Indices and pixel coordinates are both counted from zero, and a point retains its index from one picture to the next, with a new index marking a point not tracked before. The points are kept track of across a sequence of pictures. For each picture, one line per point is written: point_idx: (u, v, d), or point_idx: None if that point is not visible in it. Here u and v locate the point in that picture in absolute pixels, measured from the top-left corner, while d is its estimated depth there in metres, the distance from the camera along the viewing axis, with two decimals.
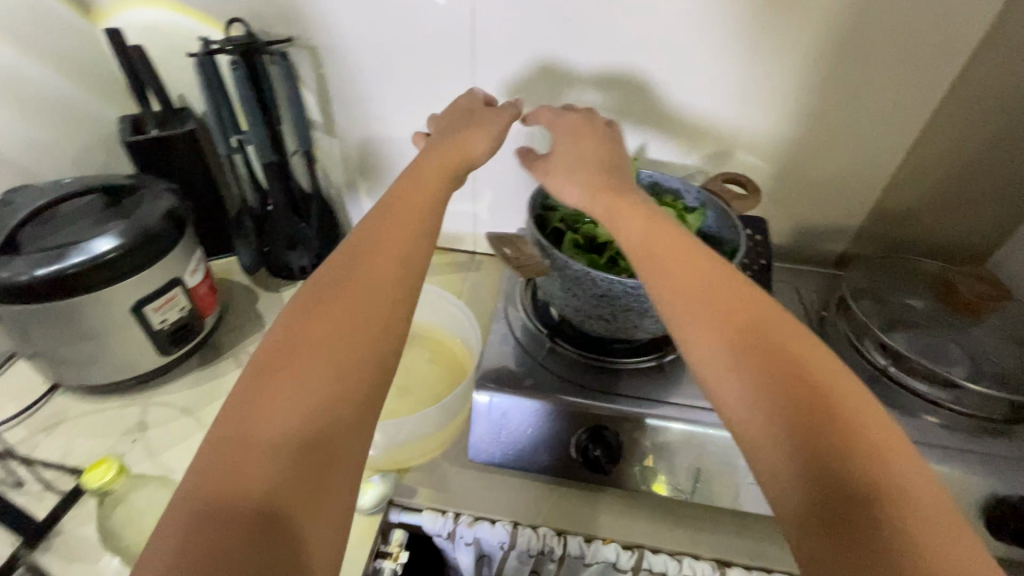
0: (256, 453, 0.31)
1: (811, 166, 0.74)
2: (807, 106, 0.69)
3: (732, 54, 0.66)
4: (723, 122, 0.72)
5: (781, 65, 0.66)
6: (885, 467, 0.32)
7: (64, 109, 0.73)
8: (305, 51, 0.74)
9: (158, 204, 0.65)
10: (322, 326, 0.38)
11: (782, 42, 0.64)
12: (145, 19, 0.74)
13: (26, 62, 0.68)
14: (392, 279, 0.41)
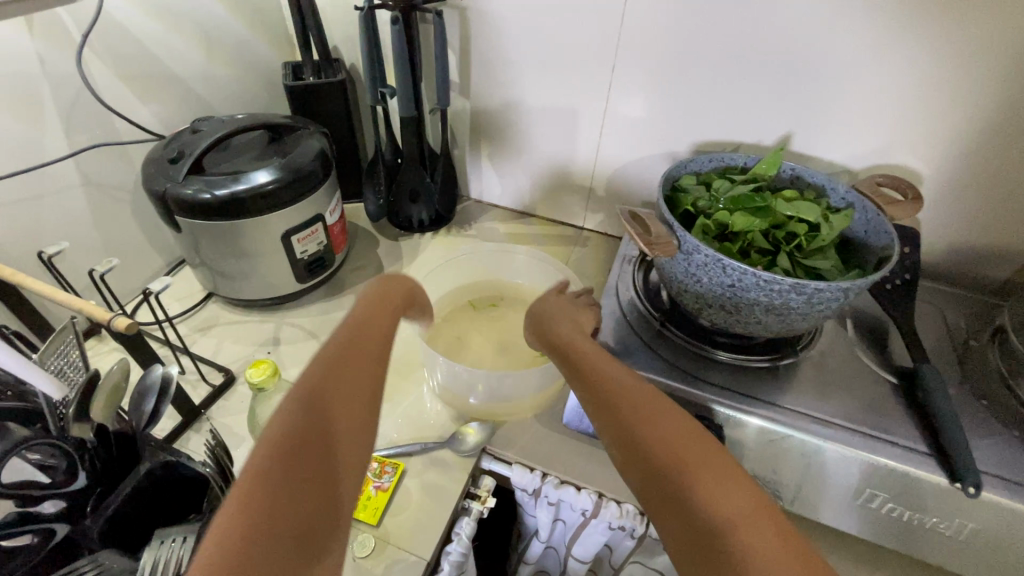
0: (269, 489, 0.35)
1: (983, 179, 0.66)
2: (995, 109, 0.61)
3: (913, 45, 0.60)
4: (884, 119, 0.65)
5: (971, 59, 0.59)
6: (735, 506, 0.38)
7: (241, 51, 0.82)
8: (455, 12, 0.77)
9: (310, 146, 0.71)
10: (320, 418, 0.40)
11: (977, 35, 0.57)
12: None
13: (219, 6, 0.77)
14: (381, 378, 0.46)
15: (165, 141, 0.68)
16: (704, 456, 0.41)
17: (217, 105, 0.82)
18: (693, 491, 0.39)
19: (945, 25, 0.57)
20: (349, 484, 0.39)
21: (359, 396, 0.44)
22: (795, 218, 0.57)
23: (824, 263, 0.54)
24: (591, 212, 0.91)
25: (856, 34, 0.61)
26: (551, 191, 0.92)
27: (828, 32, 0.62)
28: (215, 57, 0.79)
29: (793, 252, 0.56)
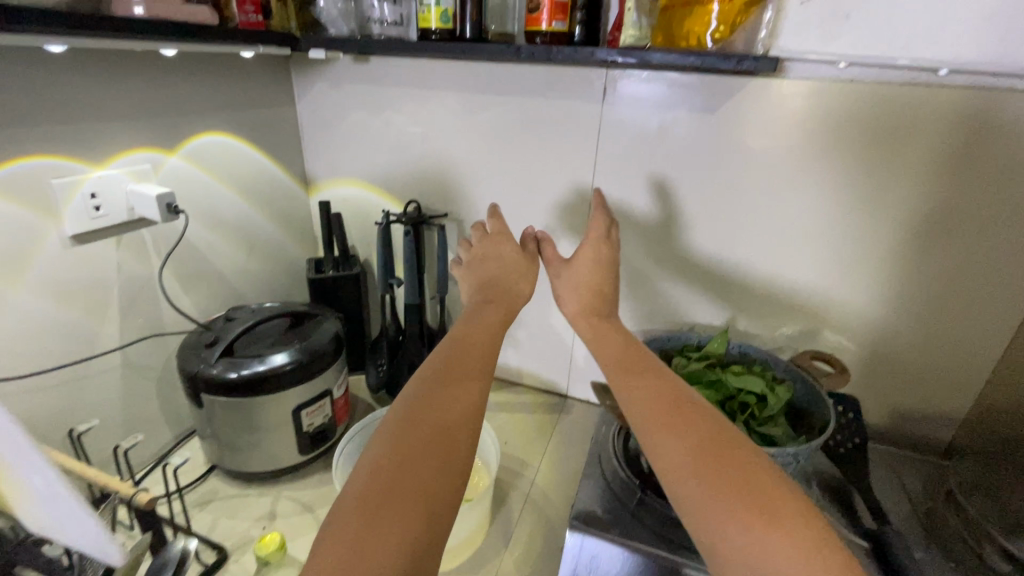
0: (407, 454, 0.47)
1: (899, 353, 0.78)
2: (886, 298, 0.76)
3: (810, 251, 0.77)
4: (813, 300, 0.80)
5: (856, 263, 0.75)
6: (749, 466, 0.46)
7: (277, 252, 1.00)
8: (455, 223, 0.97)
9: (326, 330, 0.82)
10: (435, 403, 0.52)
11: (867, 238, 0.74)
12: (345, 194, 1.03)
13: (263, 220, 0.95)
14: (475, 374, 0.57)
15: (202, 328, 0.79)
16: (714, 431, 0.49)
17: (248, 295, 0.95)
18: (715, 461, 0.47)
19: (831, 237, 0.75)
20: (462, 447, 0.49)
21: (462, 387, 0.55)
22: (744, 390, 0.67)
23: (775, 430, 0.62)
24: (575, 382, 1.01)
25: (772, 240, 0.78)
26: (537, 362, 1.02)
27: (747, 240, 0.80)
28: (255, 257, 0.95)
29: (748, 420, 0.64)
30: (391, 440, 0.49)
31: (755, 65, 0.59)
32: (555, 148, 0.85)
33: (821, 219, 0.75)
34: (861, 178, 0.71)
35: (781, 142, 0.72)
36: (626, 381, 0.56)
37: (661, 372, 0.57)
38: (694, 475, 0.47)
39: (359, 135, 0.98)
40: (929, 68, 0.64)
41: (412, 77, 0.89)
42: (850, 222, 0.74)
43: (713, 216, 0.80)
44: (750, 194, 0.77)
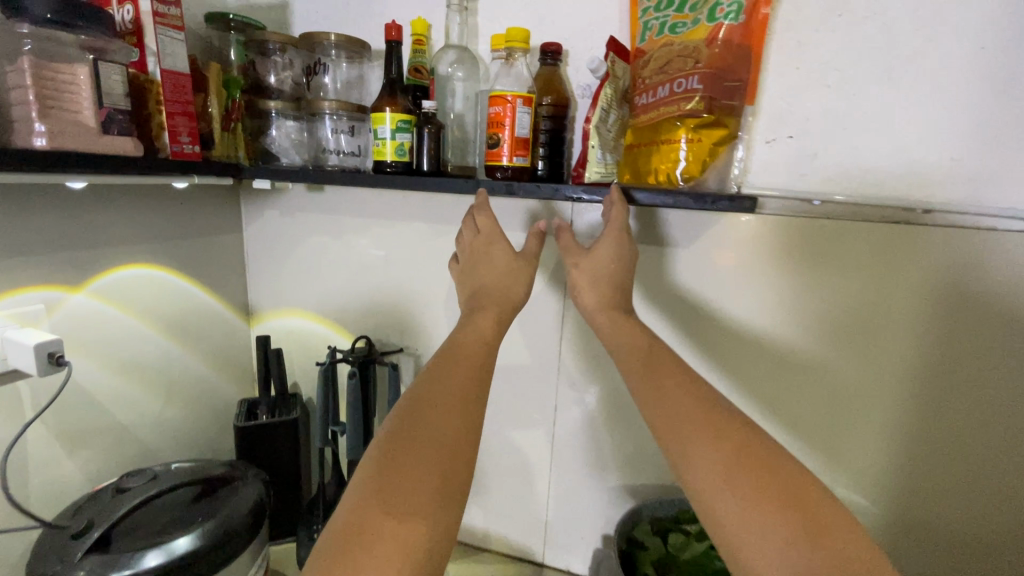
0: (401, 495, 0.42)
1: (921, 506, 0.67)
2: (894, 439, 0.67)
3: (801, 386, 0.69)
4: (837, 442, 0.69)
5: (854, 401, 0.68)
6: (792, 480, 0.43)
7: (203, 395, 0.86)
8: (411, 358, 0.87)
9: (245, 498, 0.67)
10: (424, 430, 0.46)
11: (884, 369, 0.66)
12: (290, 325, 0.93)
13: (190, 359, 0.83)
14: (466, 387, 0.51)
15: (82, 503, 0.63)
16: (757, 443, 0.46)
17: (160, 451, 0.80)
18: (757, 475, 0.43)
19: (835, 374, 0.68)
20: (455, 481, 0.44)
21: (454, 407, 0.49)
22: None
23: None
24: (551, 546, 0.85)
25: (777, 376, 0.70)
26: (506, 522, 0.87)
27: (739, 374, 0.72)
28: (173, 403, 0.81)
29: None
30: (379, 474, 0.44)
31: (730, 206, 0.54)
32: None
33: (810, 347, 0.68)
34: (864, 306, 0.65)
35: (770, 270, 0.67)
36: (657, 390, 0.51)
37: (694, 381, 0.51)
38: (734, 488, 0.43)
39: (309, 264, 0.90)
40: (907, 206, 0.61)
41: (369, 207, 0.84)
42: (840, 348, 0.67)
43: (704, 348, 0.73)
44: (730, 323, 0.70)
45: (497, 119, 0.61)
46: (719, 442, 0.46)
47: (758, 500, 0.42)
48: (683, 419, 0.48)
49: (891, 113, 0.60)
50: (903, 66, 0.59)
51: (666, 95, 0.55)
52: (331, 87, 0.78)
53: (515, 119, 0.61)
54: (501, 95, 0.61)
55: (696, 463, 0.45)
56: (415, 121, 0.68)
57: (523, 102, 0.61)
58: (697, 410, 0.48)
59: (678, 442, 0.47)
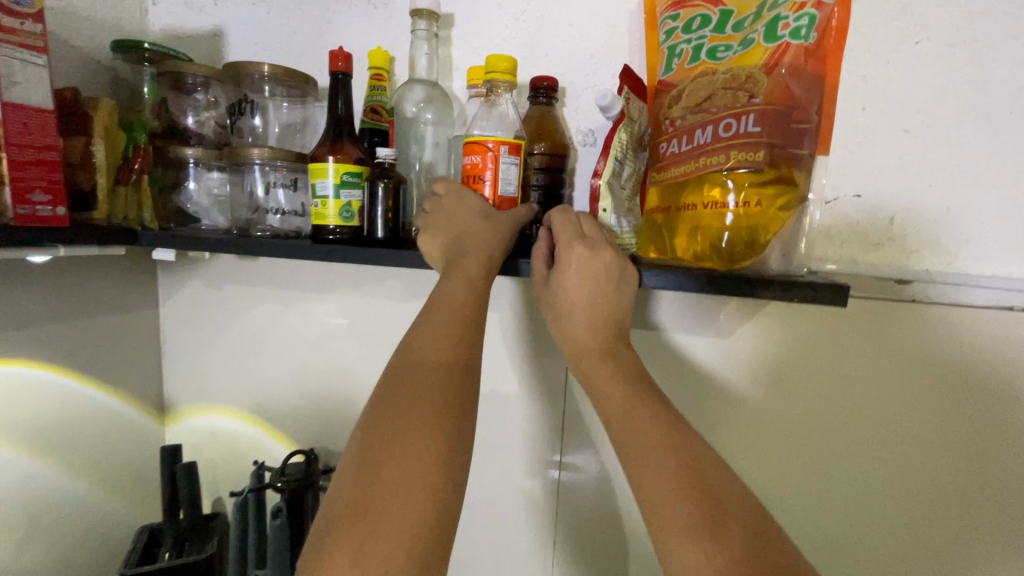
0: (384, 511, 0.30)
1: None
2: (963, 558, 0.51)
3: (850, 479, 0.53)
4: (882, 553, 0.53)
5: (914, 506, 0.52)
6: None
7: (90, 525, 0.66)
8: None
9: None
10: (401, 415, 0.33)
11: (989, 487, 0.50)
12: (213, 423, 0.74)
13: (68, 480, 0.63)
14: (453, 353, 0.37)
15: None
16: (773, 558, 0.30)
17: None
18: None
19: (924, 493, 0.51)
20: (448, 479, 0.32)
21: (437, 382, 0.35)
22: None
23: None
24: None
25: (828, 480, 0.53)
26: None
27: (767, 454, 0.54)
28: (36, 546, 0.59)
29: None
30: (352, 479, 0.31)
31: (804, 296, 0.38)
32: (505, 371, 0.61)
33: (864, 426, 0.52)
34: (956, 404, 0.49)
35: (824, 356, 0.52)
36: (646, 459, 0.35)
37: (678, 441, 0.35)
38: None
39: (239, 346, 0.72)
40: (1009, 289, 0.47)
41: (314, 277, 0.67)
42: (906, 433, 0.51)
43: (725, 419, 0.55)
44: (763, 390, 0.53)
45: (474, 172, 0.45)
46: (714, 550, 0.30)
47: None
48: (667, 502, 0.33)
49: (988, 166, 0.47)
50: (1003, 108, 0.46)
51: (707, 141, 0.40)
52: (268, 132, 0.63)
53: (498, 173, 0.45)
54: (477, 140, 0.44)
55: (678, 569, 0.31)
56: (366, 173, 0.51)
57: (509, 150, 0.44)
58: (689, 492, 0.33)
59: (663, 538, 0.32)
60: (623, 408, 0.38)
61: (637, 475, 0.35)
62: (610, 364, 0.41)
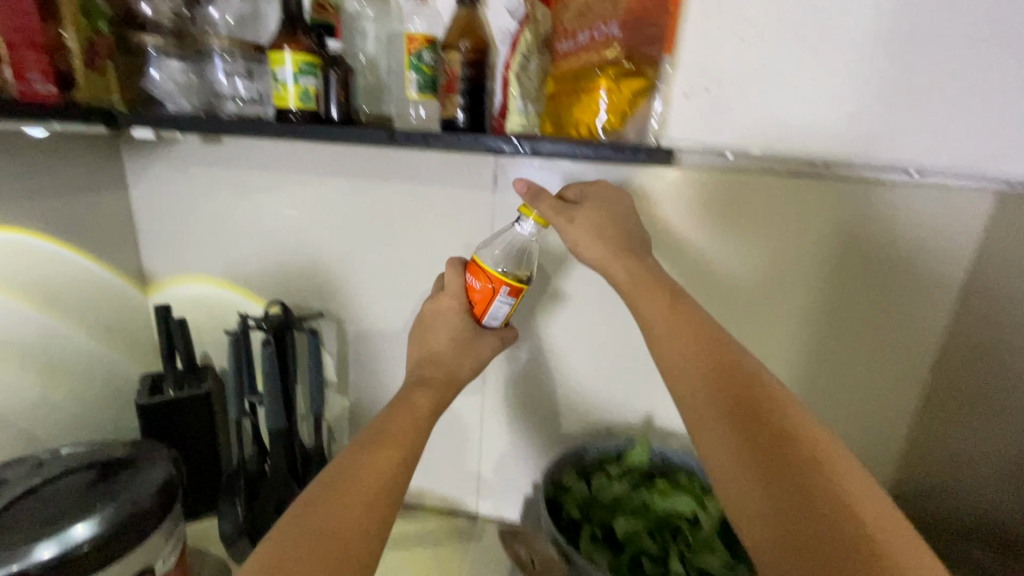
0: (343, 505, 0.43)
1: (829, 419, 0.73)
2: (826, 348, 0.71)
3: (764, 288, 0.70)
4: (775, 344, 0.72)
5: (798, 307, 0.70)
6: (828, 474, 0.37)
7: (96, 373, 0.78)
8: (332, 324, 0.84)
9: (150, 480, 0.63)
10: (370, 457, 0.48)
11: (870, 316, 0.69)
12: (193, 292, 0.86)
13: (75, 335, 0.74)
14: (417, 426, 0.53)
15: None
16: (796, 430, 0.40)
17: (49, 439, 0.72)
18: (796, 462, 0.38)
19: (750, 317, 0.72)
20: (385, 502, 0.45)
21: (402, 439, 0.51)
22: (673, 512, 0.57)
23: (712, 563, 0.54)
24: (484, 499, 0.86)
25: (753, 288, 0.71)
26: (439, 479, 0.87)
27: (705, 268, 0.71)
28: (54, 385, 0.72)
29: (682, 552, 0.55)
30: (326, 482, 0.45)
31: (648, 156, 0.55)
32: (444, 236, 0.76)
33: (783, 249, 0.68)
34: (869, 267, 0.67)
35: (757, 245, 0.69)
36: (680, 352, 0.47)
37: (708, 335, 0.48)
38: (749, 477, 0.38)
39: (210, 225, 0.82)
40: (809, 161, 0.65)
41: (275, 161, 0.77)
42: (814, 254, 0.68)
43: (680, 238, 0.70)
44: (701, 221, 0.69)
45: (478, 299, 0.58)
46: (742, 421, 0.41)
47: (794, 496, 0.36)
48: (705, 387, 0.44)
49: (801, 68, 0.62)
50: (812, 21, 0.61)
51: (587, 42, 0.54)
52: (223, 24, 0.69)
53: (493, 308, 0.58)
54: (489, 279, 0.56)
55: (707, 431, 0.42)
56: (320, 63, 0.61)
57: (511, 292, 0.57)
58: (724, 378, 0.44)
59: (691, 410, 0.44)
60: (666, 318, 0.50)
61: (672, 364, 0.47)
62: (635, 267, 0.54)
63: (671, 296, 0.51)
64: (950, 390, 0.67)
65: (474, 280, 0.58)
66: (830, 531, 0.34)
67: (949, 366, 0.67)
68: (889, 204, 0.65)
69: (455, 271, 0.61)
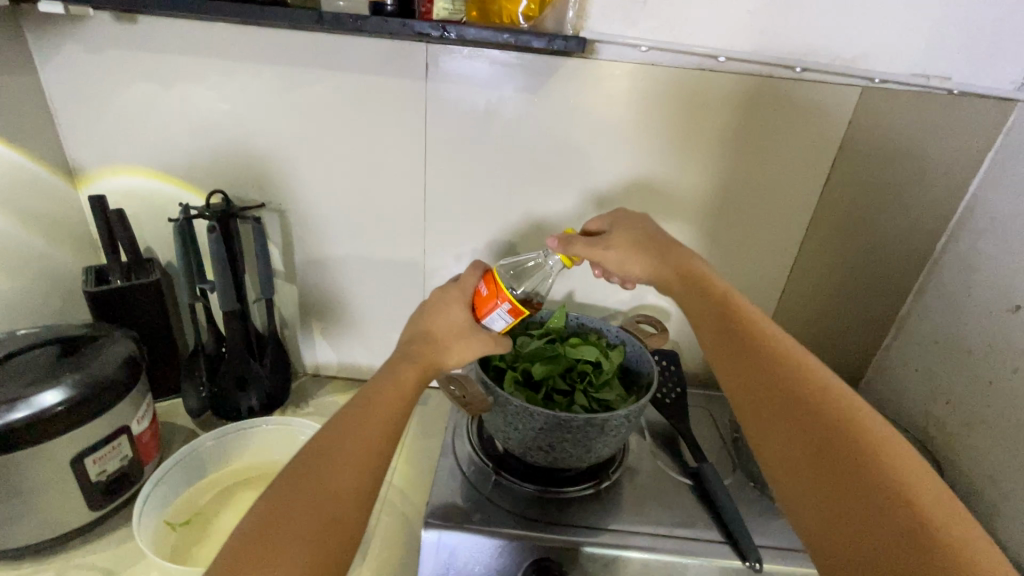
0: (324, 494, 0.47)
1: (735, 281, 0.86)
2: (748, 215, 0.82)
3: (685, 165, 0.79)
4: (704, 206, 0.82)
5: (712, 186, 0.80)
6: (812, 377, 0.47)
7: (37, 265, 0.79)
8: (275, 214, 0.87)
9: (114, 355, 0.68)
10: (346, 442, 0.52)
11: (810, 185, 0.78)
12: (127, 184, 0.86)
13: (7, 224, 0.74)
14: (393, 410, 0.57)
15: None
16: (789, 348, 0.50)
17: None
18: (781, 369, 0.48)
19: (656, 203, 0.82)
20: (366, 488, 0.50)
21: (377, 423, 0.55)
22: (582, 360, 0.70)
23: (610, 395, 0.67)
24: None
25: (683, 162, 0.79)
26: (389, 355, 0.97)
27: (624, 155, 0.79)
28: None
29: (586, 388, 0.68)
30: (303, 473, 0.48)
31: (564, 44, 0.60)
32: (380, 126, 0.79)
33: (701, 131, 0.76)
34: (817, 157, 0.76)
35: (710, 120, 0.75)
36: (692, 299, 0.60)
37: (712, 286, 0.60)
38: (740, 382, 0.49)
39: (137, 114, 0.81)
40: (710, 54, 0.71)
41: (199, 44, 0.76)
42: (726, 139, 0.77)
43: (603, 122, 0.77)
44: (620, 109, 0.76)
45: (481, 300, 0.65)
46: (738, 343, 0.52)
47: (777, 392, 0.47)
48: (713, 323, 0.56)
49: None
50: None
51: None
52: None
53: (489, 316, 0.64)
54: (496, 285, 0.64)
55: (713, 355, 0.54)
56: None
57: (508, 310, 0.63)
58: (727, 314, 0.55)
59: (704, 343, 0.56)
60: (683, 277, 0.62)
61: (689, 311, 0.60)
62: (648, 243, 0.67)
63: (679, 251, 0.65)
64: (843, 240, 0.81)
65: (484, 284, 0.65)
66: (814, 423, 0.43)
67: (842, 224, 0.81)
68: (777, 101, 0.73)
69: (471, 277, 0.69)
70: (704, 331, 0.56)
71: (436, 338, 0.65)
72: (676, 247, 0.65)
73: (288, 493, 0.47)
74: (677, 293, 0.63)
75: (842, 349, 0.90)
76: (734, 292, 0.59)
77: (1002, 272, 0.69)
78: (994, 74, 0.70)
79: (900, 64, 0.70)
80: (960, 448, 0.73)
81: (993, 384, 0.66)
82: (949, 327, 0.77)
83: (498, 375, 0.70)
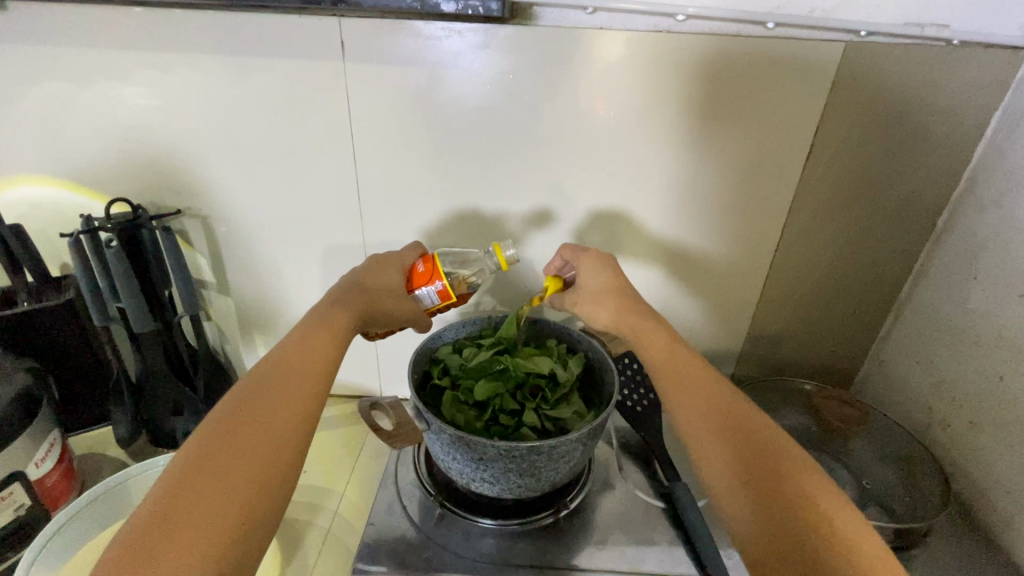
0: (236, 460, 0.41)
1: (712, 272, 0.77)
2: (729, 201, 0.72)
3: (648, 147, 0.69)
4: (678, 190, 0.71)
5: (684, 167, 0.70)
6: (821, 501, 0.42)
7: None
8: (197, 220, 0.79)
9: (6, 389, 0.60)
10: (261, 400, 0.46)
11: (819, 180, 0.69)
12: (29, 196, 0.77)
13: None
14: (324, 357, 0.51)
15: None
16: (795, 464, 0.45)
17: None
18: (787, 493, 0.43)
19: (615, 196, 0.72)
20: (291, 450, 0.44)
21: (302, 376, 0.49)
22: (534, 374, 0.62)
23: (566, 412, 0.59)
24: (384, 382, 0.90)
25: (647, 141, 0.68)
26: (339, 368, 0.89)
27: (580, 138, 0.69)
28: None
29: (539, 406, 0.60)
30: (210, 437, 0.43)
31: (479, 6, 0.58)
32: (297, 116, 0.71)
33: (669, 104, 0.66)
34: (827, 169, 0.69)
35: (684, 88, 0.65)
36: (677, 388, 0.53)
37: (698, 375, 0.54)
38: (742, 506, 0.44)
39: (26, 117, 0.72)
40: (667, 13, 0.61)
41: (83, 31, 0.66)
42: (698, 114, 0.66)
43: (552, 99, 0.67)
44: (570, 84, 0.66)
45: (414, 275, 0.60)
46: (732, 455, 0.46)
47: (784, 521, 0.41)
48: (705, 425, 0.49)
49: None
50: None
51: None
52: None
53: (417, 292, 0.60)
54: (434, 263, 0.60)
55: (705, 464, 0.48)
56: None
57: (438, 291, 0.60)
58: (724, 413, 0.49)
59: (692, 445, 0.49)
60: (666, 361, 0.56)
61: (672, 404, 0.53)
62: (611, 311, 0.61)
63: (666, 329, 0.59)
64: (834, 222, 0.72)
65: (421, 261, 0.61)
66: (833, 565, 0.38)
67: (832, 206, 0.71)
68: (748, 63, 0.63)
69: (410, 252, 0.64)
70: (693, 432, 0.50)
71: (361, 290, 0.58)
72: (665, 332, 0.58)
73: (193, 459, 0.41)
74: (657, 378, 0.56)
75: (832, 342, 0.82)
76: (722, 384, 0.53)
77: (1009, 251, 0.61)
78: (995, 20, 0.60)
79: (887, 12, 0.61)
80: (967, 448, 0.66)
81: (1003, 413, 0.61)
82: (950, 313, 0.69)
83: (438, 395, 0.62)
